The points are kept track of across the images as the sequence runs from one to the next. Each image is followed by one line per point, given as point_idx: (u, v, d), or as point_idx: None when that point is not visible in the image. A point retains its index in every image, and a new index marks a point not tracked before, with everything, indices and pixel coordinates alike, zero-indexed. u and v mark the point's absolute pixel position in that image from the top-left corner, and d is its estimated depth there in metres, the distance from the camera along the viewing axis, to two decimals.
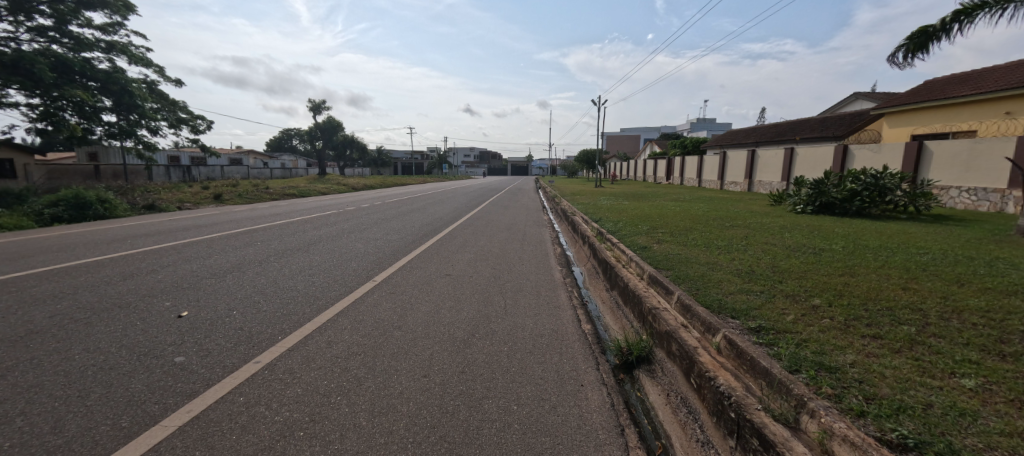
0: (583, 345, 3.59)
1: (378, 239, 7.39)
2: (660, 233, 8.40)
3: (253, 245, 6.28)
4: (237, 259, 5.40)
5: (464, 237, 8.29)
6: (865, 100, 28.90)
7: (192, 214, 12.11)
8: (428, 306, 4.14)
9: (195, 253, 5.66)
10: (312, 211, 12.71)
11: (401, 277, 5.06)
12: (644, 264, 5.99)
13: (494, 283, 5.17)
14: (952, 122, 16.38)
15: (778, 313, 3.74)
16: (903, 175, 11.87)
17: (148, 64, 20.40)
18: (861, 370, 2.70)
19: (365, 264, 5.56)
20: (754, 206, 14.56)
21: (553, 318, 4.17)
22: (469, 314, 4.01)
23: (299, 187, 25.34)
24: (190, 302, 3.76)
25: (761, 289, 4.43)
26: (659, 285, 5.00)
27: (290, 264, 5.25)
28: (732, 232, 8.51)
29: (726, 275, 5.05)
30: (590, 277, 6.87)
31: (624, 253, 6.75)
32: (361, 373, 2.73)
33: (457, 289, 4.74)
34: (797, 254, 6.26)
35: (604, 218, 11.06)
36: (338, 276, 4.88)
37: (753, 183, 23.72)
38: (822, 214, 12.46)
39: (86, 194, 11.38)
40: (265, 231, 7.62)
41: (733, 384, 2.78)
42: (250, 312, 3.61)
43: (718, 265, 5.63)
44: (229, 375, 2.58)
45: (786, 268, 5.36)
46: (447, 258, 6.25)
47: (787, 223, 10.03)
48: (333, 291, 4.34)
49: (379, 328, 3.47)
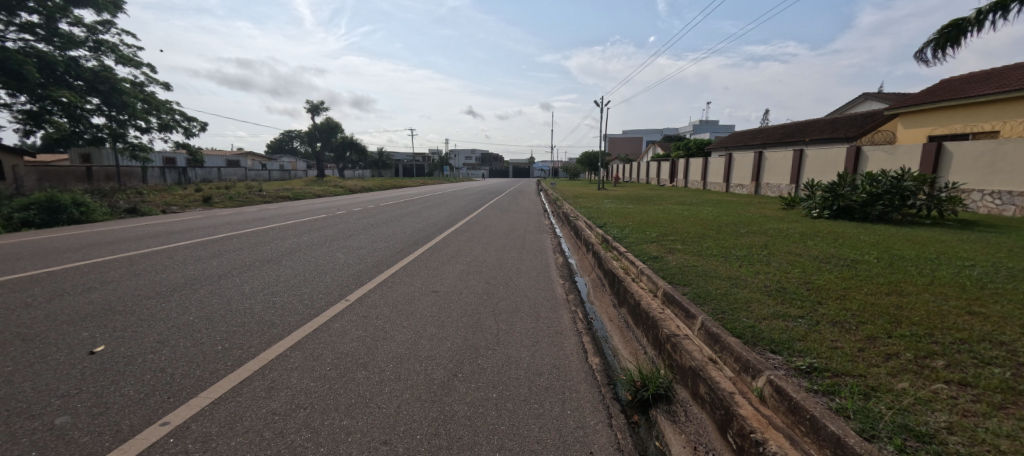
0: (590, 387, 2.91)
1: (362, 248, 6.71)
2: (670, 241, 7.75)
3: (220, 256, 5.62)
4: (197, 272, 4.77)
5: (456, 246, 7.60)
6: (874, 100, 28.29)
7: (173, 218, 11.45)
8: (405, 334, 3.46)
9: (152, 265, 5.02)
10: (300, 215, 12.04)
11: (379, 295, 4.40)
12: (656, 277, 5.32)
13: (487, 301, 4.52)
14: (972, 122, 15.67)
15: (829, 348, 3.07)
16: (928, 178, 11.18)
17: (138, 64, 19.87)
18: (968, 442, 2.01)
19: (341, 279, 4.89)
20: (766, 210, 13.86)
21: (554, 348, 3.49)
22: (454, 344, 3.37)
23: (295, 189, 24.73)
24: (114, 333, 3.10)
25: (800, 313, 3.76)
26: (676, 305, 4.33)
27: (253, 280, 4.60)
28: (749, 240, 7.84)
29: (753, 294, 4.38)
30: (594, 290, 6.25)
31: (634, 264, 6.07)
32: (298, 441, 2.06)
33: (443, 311, 4.10)
34: (829, 267, 5.59)
35: (609, 224, 10.43)
36: (307, 295, 4.23)
37: (761, 186, 22.98)
38: (840, 218, 11.79)
39: (61, 197, 10.75)
40: (238, 239, 6.94)
41: (788, 452, 2.11)
42: (184, 346, 2.96)
43: (742, 280, 4.96)
44: (121, 445, 1.93)
45: (821, 284, 4.70)
46: (435, 271, 5.59)
47: (807, 229, 9.35)
48: (295, 316, 3.68)
49: (342, 366, 2.84)
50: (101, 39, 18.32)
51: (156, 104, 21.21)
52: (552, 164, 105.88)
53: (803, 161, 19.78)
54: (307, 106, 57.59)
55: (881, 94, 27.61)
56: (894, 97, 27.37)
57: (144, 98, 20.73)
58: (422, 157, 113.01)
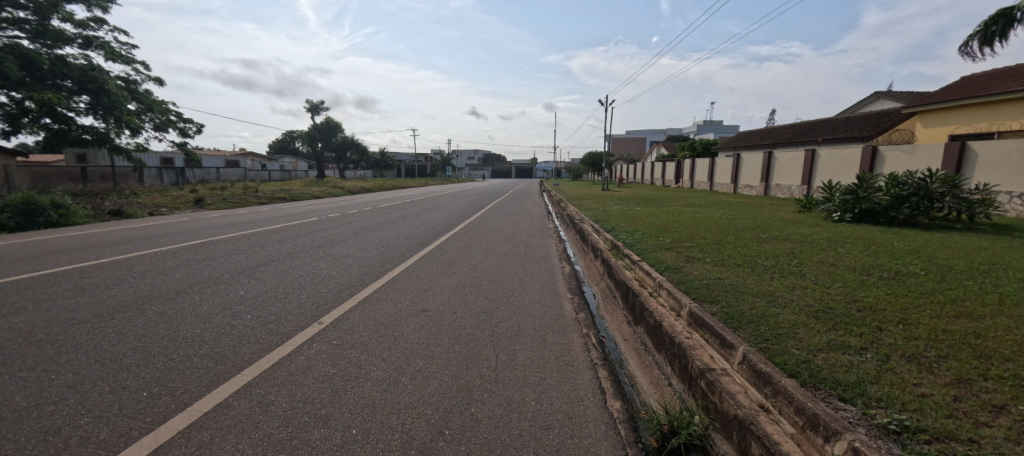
0: (612, 449, 2.26)
1: (348, 258, 6.07)
2: (687, 248, 7.09)
3: (186, 266, 5.01)
4: (154, 288, 4.17)
5: (452, 254, 6.97)
6: (887, 99, 27.56)
7: (158, 221, 10.86)
8: (383, 372, 2.83)
9: (105, 278, 4.40)
10: (291, 218, 11.41)
11: (359, 317, 3.76)
12: (677, 291, 4.68)
13: (484, 323, 3.89)
14: (997, 120, 14.92)
15: (916, 398, 2.42)
16: (957, 179, 10.50)
17: (129, 61, 19.30)
18: None
19: (317, 296, 4.26)
20: (782, 213, 13.16)
21: (565, 388, 2.86)
22: (444, 383, 2.75)
23: (291, 190, 24.16)
24: (17, 374, 2.48)
25: (862, 344, 3.13)
26: (705, 328, 3.68)
27: (216, 297, 3.99)
28: (773, 247, 7.17)
29: (798, 317, 3.73)
30: (605, 303, 5.61)
31: (650, 276, 5.44)
32: None
33: (433, 337, 3.47)
34: (875, 280, 4.93)
35: (618, 227, 9.79)
36: (274, 317, 3.60)
37: (770, 186, 22.28)
38: (863, 222, 11.01)
39: (39, 198, 10.19)
40: (213, 246, 6.32)
41: None
42: (100, 392, 2.35)
43: (779, 297, 4.31)
44: None
45: (872, 303, 4.05)
46: (426, 285, 4.95)
47: (831, 234, 8.67)
48: (251, 346, 3.04)
49: (295, 421, 2.21)
50: (90, 35, 17.81)
51: (149, 103, 20.59)
52: (554, 165, 104.47)
53: (815, 162, 19.04)
54: (307, 105, 57.15)
55: (894, 93, 26.88)
56: (907, 97, 26.55)
57: (136, 97, 20.10)
58: (424, 157, 112.48)
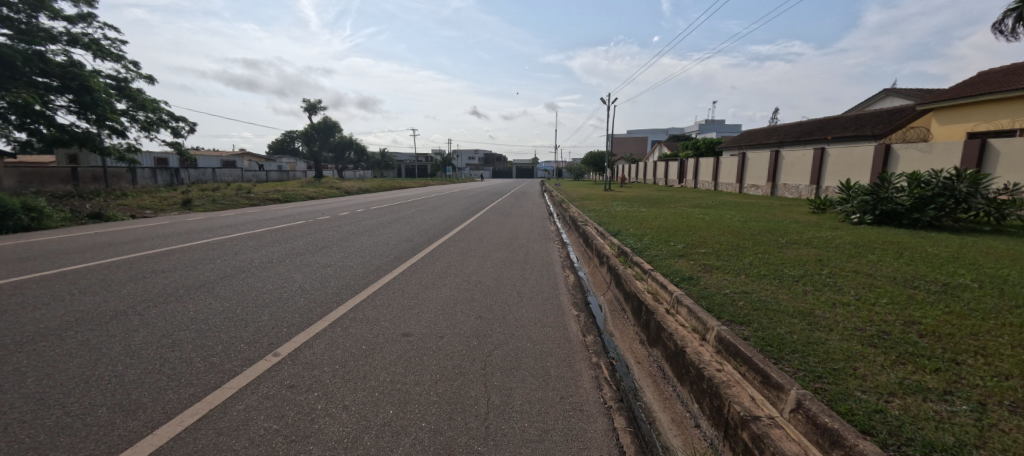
0: None
1: (328, 268, 5.46)
2: (700, 255, 6.48)
3: (141, 280, 4.43)
4: (92, 307, 3.58)
5: (446, 261, 6.42)
6: (896, 96, 26.88)
7: (136, 224, 10.31)
8: (344, 427, 2.22)
9: (38, 296, 3.80)
10: (278, 221, 10.82)
11: (326, 345, 3.16)
12: (697, 307, 4.07)
13: (475, 351, 3.28)
14: (1020, 116, 14.24)
15: None
16: (985, 178, 9.83)
17: (117, 58, 18.72)
18: None
19: (282, 317, 3.65)
20: (795, 214, 12.54)
21: (573, 447, 2.23)
22: (418, 444, 2.13)
23: (285, 190, 23.61)
24: None
25: (945, 386, 2.50)
26: (741, 360, 3.04)
27: (162, 320, 3.39)
28: (796, 254, 6.54)
29: (851, 345, 3.11)
30: (613, 318, 5.00)
31: (664, 289, 4.81)
32: None
33: (410, 374, 2.84)
34: (925, 295, 4.30)
35: (624, 231, 9.19)
36: (221, 348, 2.99)
37: (777, 186, 21.65)
38: (884, 224, 10.36)
39: (10, 201, 9.64)
40: (182, 253, 5.77)
41: None
42: None
43: (818, 317, 3.70)
44: None
45: (935, 326, 3.42)
46: (411, 301, 4.35)
47: (853, 238, 8.06)
48: (181, 391, 2.43)
49: None
50: (77, 33, 17.26)
51: (139, 101, 20.03)
52: (555, 165, 102.99)
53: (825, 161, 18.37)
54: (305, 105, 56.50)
55: (904, 90, 26.21)
56: (917, 94, 25.84)
57: (126, 95, 19.57)
58: (422, 157, 111.90)
